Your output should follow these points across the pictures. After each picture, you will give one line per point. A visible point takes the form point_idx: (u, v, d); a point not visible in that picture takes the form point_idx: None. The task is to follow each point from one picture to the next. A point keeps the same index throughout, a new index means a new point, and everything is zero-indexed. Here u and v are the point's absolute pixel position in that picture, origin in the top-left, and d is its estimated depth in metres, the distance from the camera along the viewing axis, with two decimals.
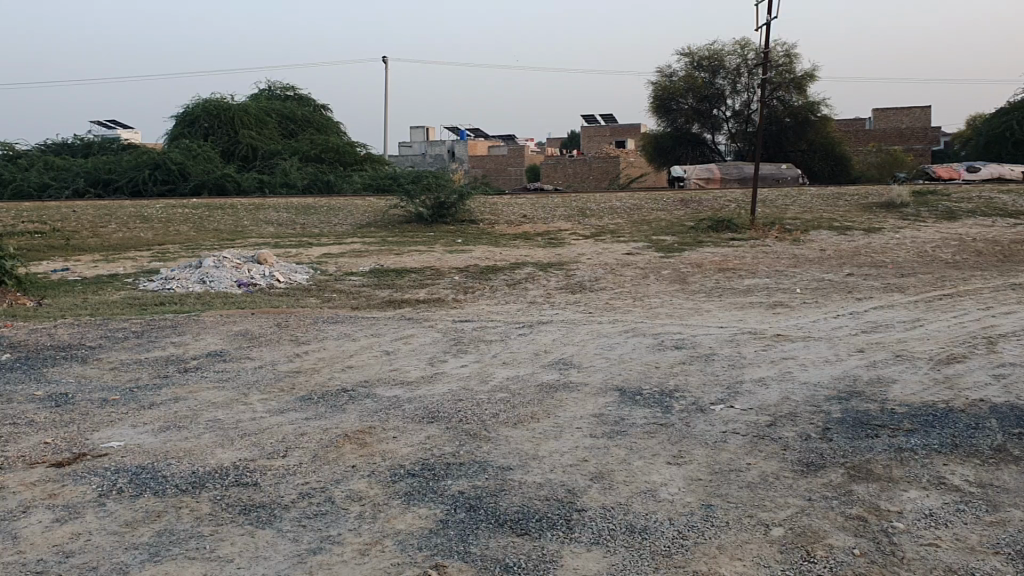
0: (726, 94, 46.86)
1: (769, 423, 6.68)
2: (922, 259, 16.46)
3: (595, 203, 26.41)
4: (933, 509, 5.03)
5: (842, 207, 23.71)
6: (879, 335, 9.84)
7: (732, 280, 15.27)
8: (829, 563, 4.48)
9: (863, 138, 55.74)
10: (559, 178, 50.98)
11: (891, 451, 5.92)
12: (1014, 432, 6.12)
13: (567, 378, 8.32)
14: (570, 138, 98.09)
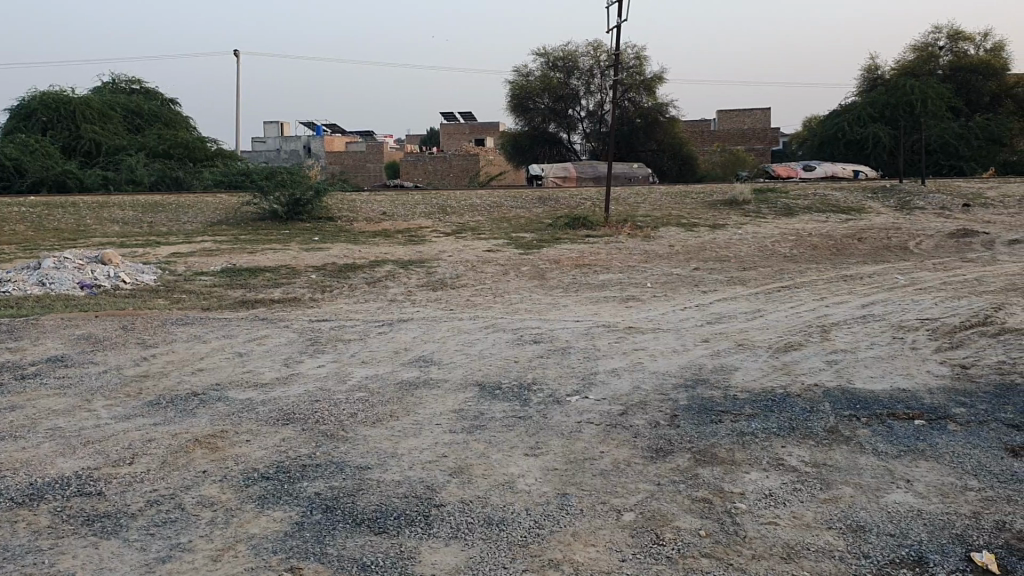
0: (580, 94, 47.91)
1: (622, 412, 6.89)
2: (764, 254, 17.28)
3: (454, 200, 26.49)
4: (773, 488, 5.32)
5: (690, 204, 24.64)
6: (724, 325, 10.31)
7: (587, 276, 15.61)
8: (677, 545, 4.66)
9: (710, 139, 57.99)
10: (419, 175, 50.85)
11: (734, 435, 6.21)
12: (845, 414, 6.53)
13: (426, 375, 8.33)
14: (429, 138, 97.79)
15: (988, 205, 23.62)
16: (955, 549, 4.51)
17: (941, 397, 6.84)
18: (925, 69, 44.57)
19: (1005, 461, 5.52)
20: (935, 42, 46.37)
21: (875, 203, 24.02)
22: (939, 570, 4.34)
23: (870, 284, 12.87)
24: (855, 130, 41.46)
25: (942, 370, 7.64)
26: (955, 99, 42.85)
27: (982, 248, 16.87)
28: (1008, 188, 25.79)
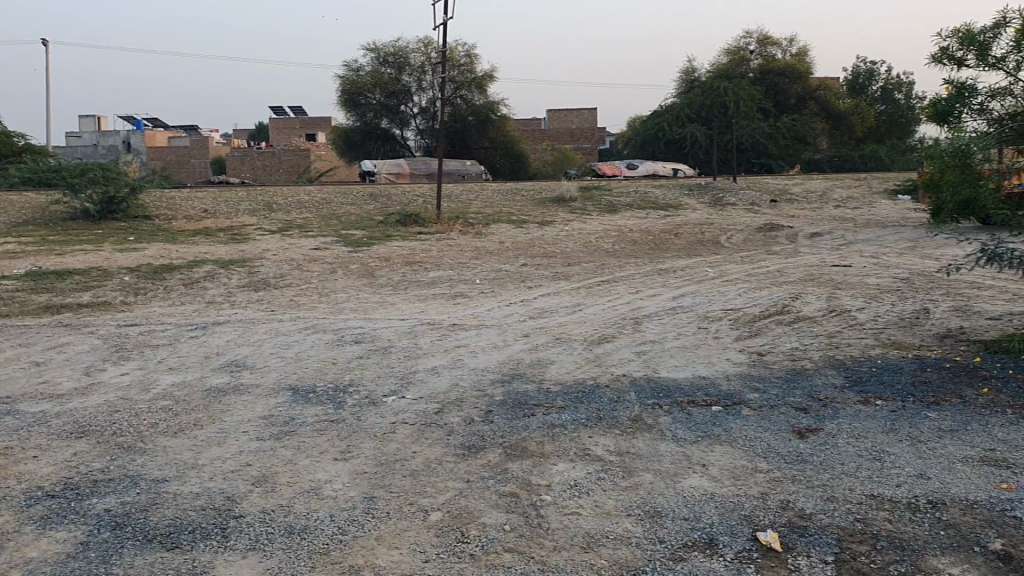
0: (412, 91, 47.63)
1: (436, 410, 6.86)
2: (587, 249, 17.71)
3: (281, 197, 25.79)
4: (578, 479, 5.42)
5: (519, 201, 24.98)
6: (545, 319, 10.49)
7: (415, 273, 15.52)
8: (481, 542, 4.67)
9: (541, 137, 59.07)
10: (247, 171, 49.25)
11: (544, 428, 6.30)
12: (649, 403, 6.75)
13: (237, 381, 8.02)
14: (258, 132, 94.87)
15: (793, 200, 25.15)
16: (743, 529, 4.71)
17: (738, 383, 7.18)
18: (737, 72, 46.94)
19: (792, 442, 5.84)
20: (746, 47, 48.97)
21: (692, 200, 25.13)
22: (728, 550, 4.51)
23: (683, 277, 13.41)
24: (674, 130, 43.12)
25: (741, 358, 8.05)
26: (764, 100, 45.36)
27: (787, 241, 17.93)
28: (811, 185, 27.56)
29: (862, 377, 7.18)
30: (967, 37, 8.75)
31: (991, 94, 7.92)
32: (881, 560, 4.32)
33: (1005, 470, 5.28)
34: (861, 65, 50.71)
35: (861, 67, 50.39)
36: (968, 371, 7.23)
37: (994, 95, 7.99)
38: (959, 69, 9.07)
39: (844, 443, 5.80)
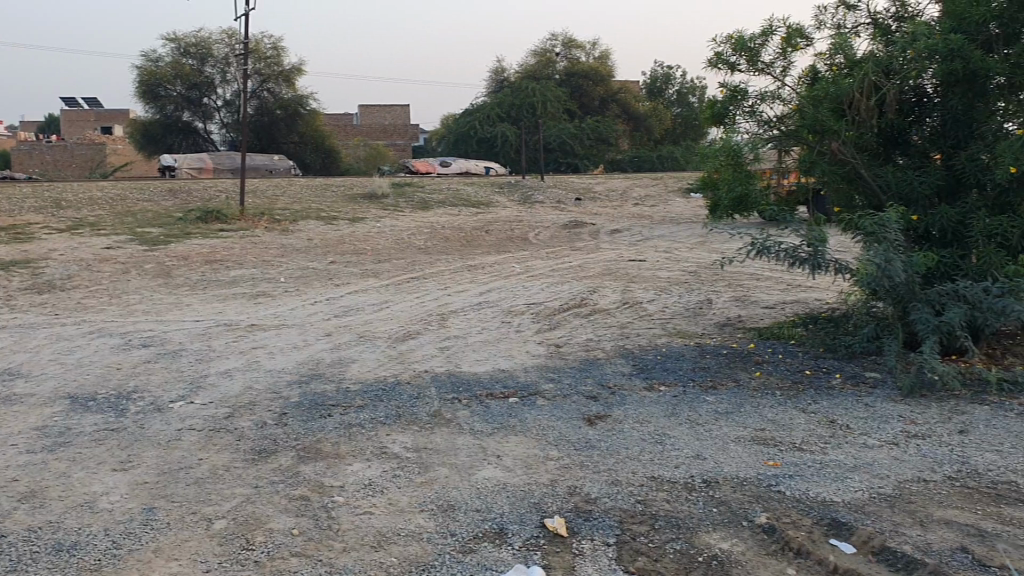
0: (216, 83, 45.82)
1: (227, 415, 6.61)
2: (397, 246, 17.61)
3: (71, 194, 24.15)
4: (373, 478, 5.36)
5: (329, 197, 24.51)
6: (349, 317, 10.33)
7: (216, 273, 14.91)
8: (267, 548, 4.53)
9: (353, 133, 58.00)
10: (34, 166, 45.92)
11: (341, 428, 6.19)
12: (448, 398, 6.78)
13: (9, 391, 7.42)
14: (47, 125, 88.49)
15: (596, 198, 26.05)
16: (532, 518, 4.79)
17: (534, 375, 7.35)
18: (544, 73, 48.11)
19: (582, 430, 6.03)
20: (552, 48, 50.22)
21: (501, 197, 25.50)
22: (516, 539, 4.58)
23: (489, 272, 13.59)
24: (485, 129, 43.58)
25: (540, 350, 8.24)
26: (569, 101, 46.83)
27: (591, 237, 18.52)
28: (613, 183, 28.62)
29: (649, 365, 7.51)
30: (738, 44, 9.31)
31: (760, 97, 8.45)
32: (658, 540, 4.51)
33: (772, 447, 5.66)
34: (658, 69, 53.20)
35: (658, 71, 52.84)
36: (743, 356, 7.71)
37: (764, 100, 8.53)
38: (732, 73, 9.64)
39: (630, 428, 6.05)
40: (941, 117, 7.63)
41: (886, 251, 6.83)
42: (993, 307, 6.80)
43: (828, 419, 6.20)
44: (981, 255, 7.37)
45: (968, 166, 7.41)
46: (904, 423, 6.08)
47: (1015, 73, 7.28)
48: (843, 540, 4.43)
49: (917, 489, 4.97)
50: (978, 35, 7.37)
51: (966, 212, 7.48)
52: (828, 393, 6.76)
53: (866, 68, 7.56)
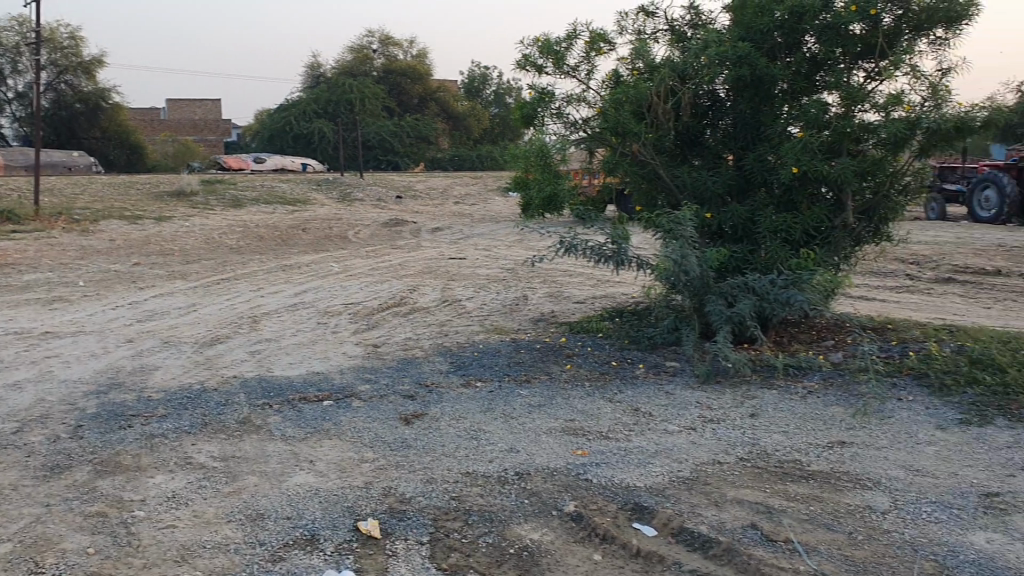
0: (5, 74, 42.63)
1: (15, 430, 6.16)
2: (209, 246, 16.96)
3: None
4: (176, 490, 5.14)
5: (134, 196, 23.29)
6: (154, 322, 9.86)
7: (7, 277, 13.86)
8: (58, 570, 4.25)
9: (160, 128, 55.15)
10: None
11: (142, 439, 5.90)
12: (258, 403, 6.61)
13: None
14: None
15: (416, 196, 26.08)
16: (345, 521, 4.72)
17: (349, 376, 7.27)
18: (362, 69, 47.65)
19: (397, 429, 6.02)
20: (369, 46, 49.79)
21: (319, 195, 25.04)
22: (328, 544, 4.50)
23: (305, 272, 13.33)
24: (302, 125, 42.66)
25: (355, 351, 8.16)
26: (387, 99, 46.62)
27: (410, 235, 18.51)
28: (432, 182, 28.70)
29: (465, 363, 7.58)
30: (544, 47, 9.54)
31: (566, 100, 8.71)
32: (471, 535, 4.56)
33: (581, 437, 5.85)
34: (475, 69, 53.85)
35: (475, 70, 53.47)
36: (555, 350, 7.91)
37: (571, 101, 8.78)
38: (540, 75, 9.86)
39: (444, 426, 6.08)
40: (732, 120, 8.14)
41: (682, 247, 7.20)
42: (778, 297, 7.31)
43: (633, 407, 6.47)
44: (768, 250, 7.92)
45: (756, 167, 7.94)
46: (702, 408, 6.43)
47: (797, 79, 7.88)
48: (645, 524, 4.63)
49: (712, 471, 5.27)
50: (763, 44, 7.90)
51: (755, 209, 8.00)
52: (633, 383, 7.05)
53: (664, 73, 7.95)
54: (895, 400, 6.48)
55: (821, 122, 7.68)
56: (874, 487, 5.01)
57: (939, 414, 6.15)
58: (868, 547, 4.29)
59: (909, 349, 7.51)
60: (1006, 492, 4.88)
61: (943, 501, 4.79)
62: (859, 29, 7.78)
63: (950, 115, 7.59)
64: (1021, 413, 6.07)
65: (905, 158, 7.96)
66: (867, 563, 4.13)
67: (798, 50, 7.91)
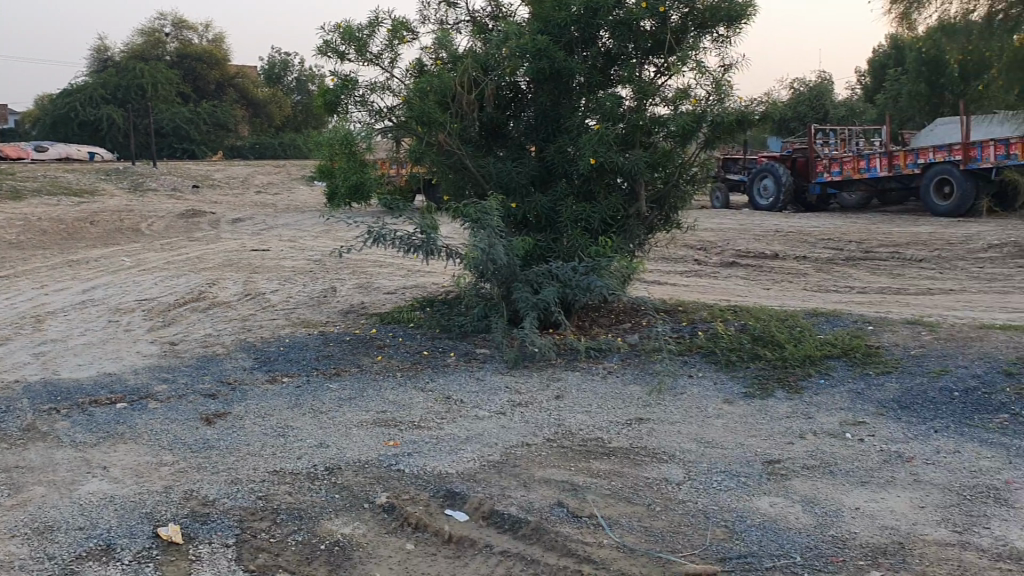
0: None
1: None
2: None
3: None
4: None
5: None
6: None
7: None
8: None
9: None
10: None
11: None
12: (44, 408, 6.17)
13: None
14: None
15: (215, 186, 25.05)
16: (143, 528, 4.49)
17: (145, 376, 6.91)
18: (153, 54, 45.20)
19: (199, 430, 5.78)
20: (160, 29, 47.29)
21: (108, 185, 23.59)
22: (125, 553, 4.27)
23: (94, 268, 12.53)
24: (88, 111, 40.00)
25: (152, 349, 7.77)
26: (182, 85, 44.48)
27: (210, 227, 17.79)
28: (232, 171, 27.67)
29: (269, 358, 7.38)
30: (346, 33, 9.39)
31: (369, 88, 8.62)
32: (280, 534, 4.46)
33: (392, 428, 5.84)
34: (276, 56, 52.36)
35: (275, 57, 51.98)
36: (364, 341, 7.85)
37: (374, 90, 8.69)
38: (341, 62, 9.70)
39: (250, 424, 5.90)
40: (534, 112, 8.34)
41: (489, 237, 7.32)
42: (580, 283, 7.58)
43: (443, 395, 6.52)
44: (569, 238, 8.19)
45: (557, 157, 8.18)
46: (510, 393, 6.57)
47: (593, 73, 8.18)
48: (457, 510, 4.69)
49: (520, 453, 5.40)
50: (561, 37, 8.12)
51: (556, 200, 8.25)
52: (443, 371, 7.11)
53: (466, 64, 8.01)
54: (686, 377, 6.87)
55: (616, 115, 8.01)
56: (669, 460, 5.30)
57: (725, 388, 6.59)
58: (666, 517, 4.53)
59: (699, 329, 7.98)
60: (785, 459, 5.29)
61: (731, 470, 5.13)
62: (650, 25, 8.16)
63: (731, 109, 8.11)
64: (797, 384, 6.59)
65: (692, 150, 8.44)
66: (664, 532, 4.36)
67: (593, 45, 8.19)
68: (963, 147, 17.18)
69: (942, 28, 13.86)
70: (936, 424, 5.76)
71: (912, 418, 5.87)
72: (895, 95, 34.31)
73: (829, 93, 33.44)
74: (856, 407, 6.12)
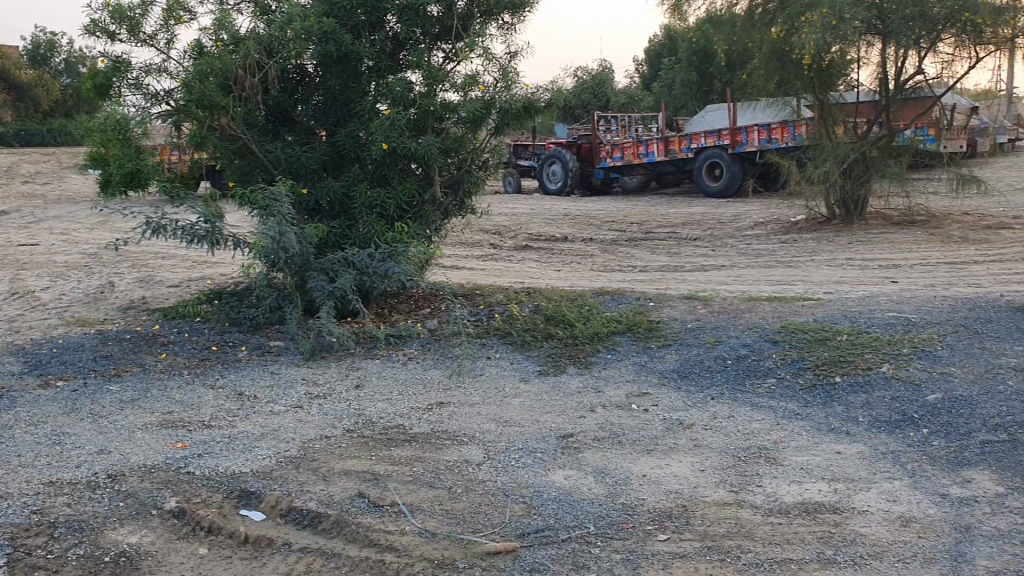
0: None
1: None
2: None
3: None
4: None
5: None
6: None
7: None
8: None
9: None
10: None
11: None
12: None
13: None
14: None
15: None
16: None
17: None
18: None
19: None
20: None
21: None
22: None
23: None
24: None
25: None
26: None
27: None
28: None
29: (41, 361, 6.84)
30: (116, 11, 8.78)
31: (144, 71, 8.12)
32: (58, 549, 4.15)
33: (180, 429, 5.56)
34: (40, 35, 48.43)
35: (40, 37, 48.06)
36: (148, 339, 7.43)
37: (149, 73, 8.20)
38: (112, 42, 9.06)
39: (21, 433, 5.45)
40: (322, 96, 8.16)
41: (280, 224, 7.12)
42: (376, 270, 7.50)
43: (236, 391, 6.28)
44: (364, 225, 8.11)
45: (348, 142, 8.05)
46: (306, 385, 6.42)
47: (381, 57, 8.10)
48: (253, 509, 4.53)
49: (318, 447, 5.30)
50: (348, 20, 7.99)
51: (349, 185, 8.13)
52: (234, 366, 6.85)
53: (249, 46, 7.66)
54: (484, 359, 6.97)
55: (407, 100, 7.98)
56: (468, 442, 5.36)
57: (521, 368, 6.74)
58: (466, 499, 4.58)
59: (495, 312, 8.10)
60: (578, 432, 5.48)
61: (527, 447, 5.26)
62: (436, 10, 8.19)
63: (518, 96, 8.28)
64: (586, 359, 6.85)
65: (482, 135, 8.55)
66: (465, 514, 4.41)
67: (381, 29, 8.13)
68: (730, 132, 18.44)
69: (710, 20, 14.77)
70: (713, 391, 6.16)
71: (692, 387, 6.24)
72: (669, 83, 36.26)
73: (609, 80, 34.90)
74: (642, 379, 6.43)
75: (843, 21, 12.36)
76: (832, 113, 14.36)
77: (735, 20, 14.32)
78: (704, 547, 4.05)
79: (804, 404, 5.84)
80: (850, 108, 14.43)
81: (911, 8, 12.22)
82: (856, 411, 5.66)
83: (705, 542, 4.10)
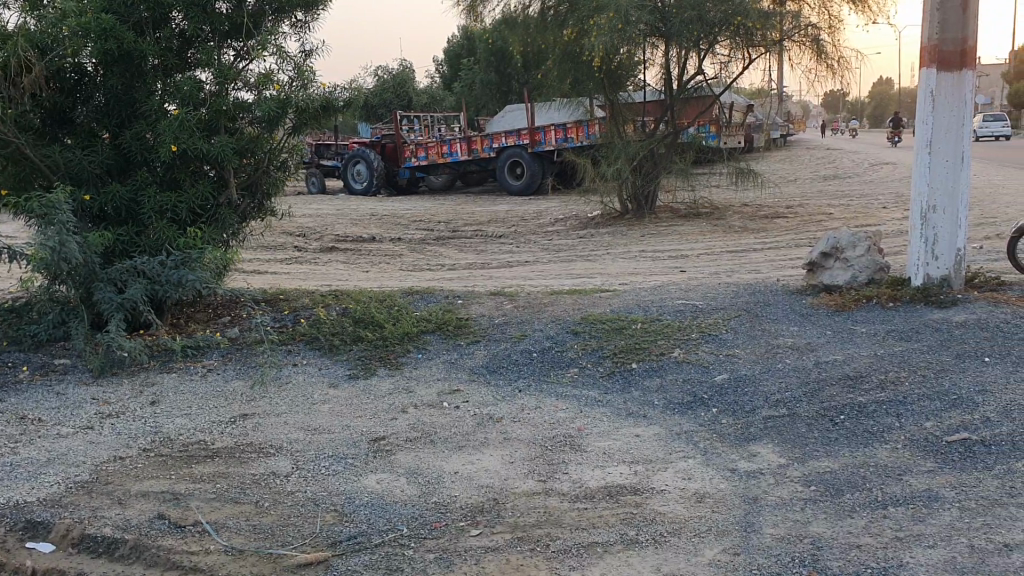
0: None
1: None
2: None
3: None
4: None
5: None
6: None
7: None
8: None
9: None
10: None
11: None
12: None
13: None
14: None
15: None
16: None
17: None
18: None
19: None
20: None
21: None
22: None
23: None
24: None
25: None
26: None
27: None
28: None
29: None
30: None
31: None
32: None
33: None
34: None
35: None
36: None
37: None
38: None
39: None
40: (104, 96, 7.69)
41: (60, 232, 6.65)
42: (169, 279, 7.16)
43: (18, 415, 5.83)
44: (154, 230, 7.73)
45: (134, 144, 7.64)
46: (97, 404, 6.06)
47: (167, 55, 7.73)
48: (40, 541, 4.23)
49: (113, 469, 5.00)
50: (129, 16, 7.57)
51: (136, 189, 7.71)
52: (16, 388, 6.36)
53: (17, 42, 7.09)
54: (290, 366, 6.81)
55: (197, 99, 7.66)
56: (276, 453, 5.22)
57: (329, 373, 6.64)
58: (274, 512, 4.45)
59: (300, 317, 7.94)
60: (389, 434, 5.45)
61: (338, 454, 5.18)
62: (224, 8, 7.90)
63: (314, 95, 8.13)
64: (395, 360, 6.81)
65: (279, 135, 8.34)
66: (273, 527, 4.30)
67: (165, 26, 7.76)
68: (528, 131, 18.87)
69: (504, 21, 15.04)
70: (520, 383, 6.29)
71: (500, 381, 6.36)
72: (469, 84, 36.61)
73: (409, 80, 34.85)
74: (451, 376, 6.48)
75: (628, 25, 12.87)
76: (622, 112, 15.02)
77: (529, 21, 14.66)
78: (514, 538, 4.13)
79: (605, 392, 6.07)
80: (638, 106, 15.11)
81: (689, 12, 12.93)
82: (652, 395, 5.94)
83: (515, 533, 4.18)
